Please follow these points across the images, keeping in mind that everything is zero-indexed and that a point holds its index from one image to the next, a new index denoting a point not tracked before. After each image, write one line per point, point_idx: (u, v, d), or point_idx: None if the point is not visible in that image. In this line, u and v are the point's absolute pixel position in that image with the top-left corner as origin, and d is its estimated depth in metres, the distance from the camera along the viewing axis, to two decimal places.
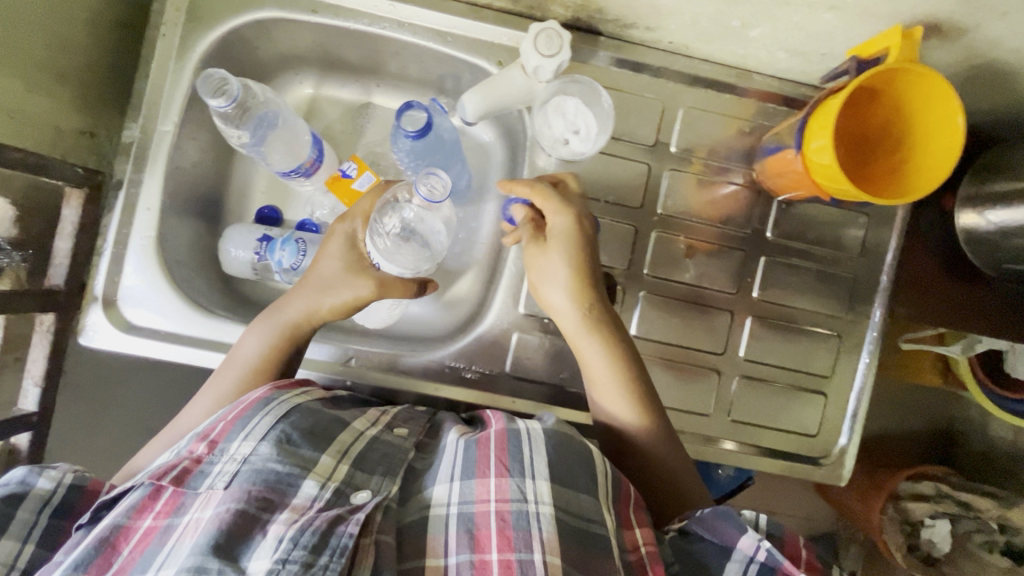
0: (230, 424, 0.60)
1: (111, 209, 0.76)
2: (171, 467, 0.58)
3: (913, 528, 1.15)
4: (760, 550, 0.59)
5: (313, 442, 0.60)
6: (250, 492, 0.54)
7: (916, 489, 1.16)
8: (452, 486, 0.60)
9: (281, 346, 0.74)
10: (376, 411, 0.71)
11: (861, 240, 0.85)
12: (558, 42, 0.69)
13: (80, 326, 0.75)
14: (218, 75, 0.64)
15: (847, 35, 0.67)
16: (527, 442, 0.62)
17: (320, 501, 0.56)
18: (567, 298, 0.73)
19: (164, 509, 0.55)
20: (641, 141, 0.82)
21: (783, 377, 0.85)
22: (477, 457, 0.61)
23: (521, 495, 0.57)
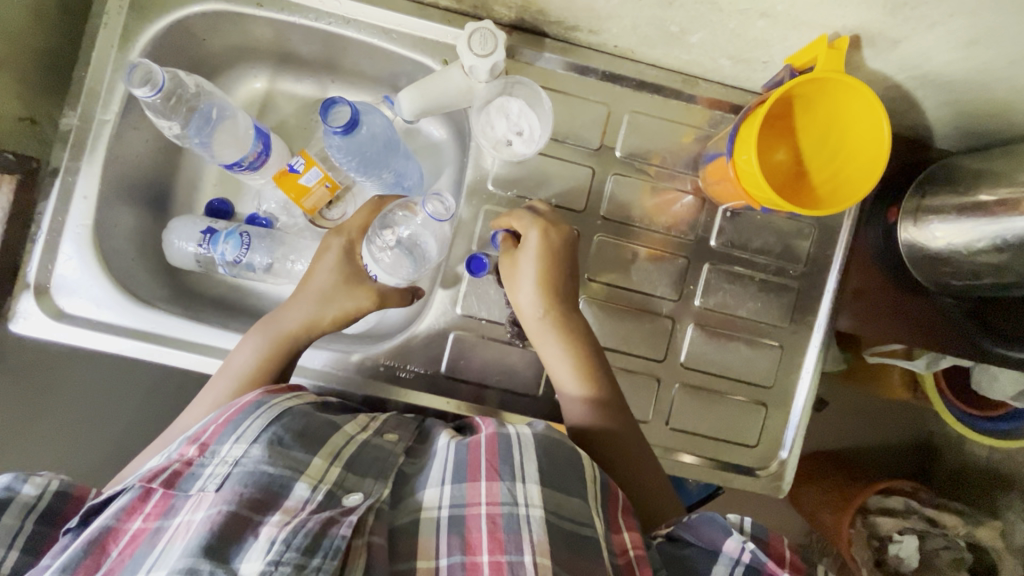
0: (222, 427, 0.62)
1: (47, 197, 0.76)
2: (162, 470, 0.60)
3: (880, 543, 1.11)
4: (746, 551, 0.59)
5: (304, 445, 0.62)
6: (242, 494, 0.55)
7: (885, 503, 1.14)
8: (443, 489, 0.61)
9: (276, 355, 0.74)
10: (367, 418, 0.74)
11: (807, 252, 0.84)
12: (493, 42, 0.68)
13: (11, 312, 0.75)
14: (144, 65, 0.64)
15: (782, 43, 0.67)
16: (518, 451, 0.62)
17: (313, 502, 0.57)
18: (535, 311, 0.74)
19: (154, 511, 0.57)
20: (586, 144, 0.82)
21: (723, 386, 0.84)
22: (468, 460, 0.62)
23: (512, 497, 0.58)
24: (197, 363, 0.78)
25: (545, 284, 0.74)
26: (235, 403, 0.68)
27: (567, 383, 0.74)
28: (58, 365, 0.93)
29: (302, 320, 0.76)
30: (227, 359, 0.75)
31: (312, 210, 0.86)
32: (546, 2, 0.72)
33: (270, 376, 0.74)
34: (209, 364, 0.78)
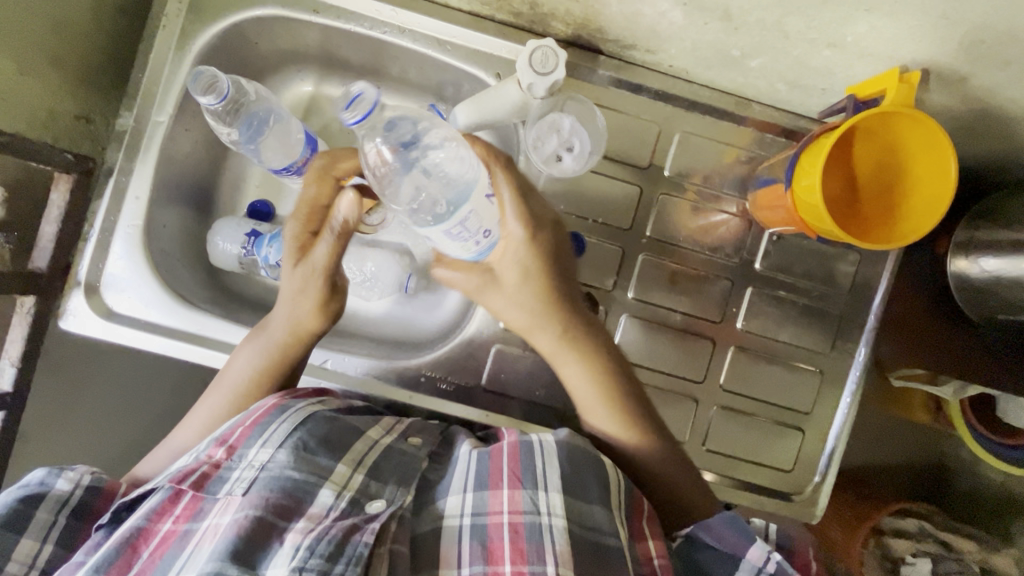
0: (248, 430, 0.62)
1: (100, 196, 0.76)
2: (191, 472, 0.61)
3: (894, 565, 1.09)
4: (770, 561, 0.60)
5: (329, 450, 0.62)
6: (267, 499, 0.56)
7: (897, 524, 1.13)
8: (466, 496, 0.61)
9: (272, 360, 0.72)
10: (393, 420, 0.73)
11: (852, 277, 0.84)
12: (553, 61, 0.68)
13: (61, 309, 0.75)
14: (209, 72, 0.64)
15: (846, 72, 0.66)
16: (539, 459, 0.62)
17: (336, 510, 0.58)
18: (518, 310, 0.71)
19: (183, 513, 0.58)
20: (635, 163, 0.82)
21: (760, 410, 0.84)
22: (490, 469, 0.62)
23: (535, 506, 0.59)
24: None
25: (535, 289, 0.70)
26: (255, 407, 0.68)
27: (580, 391, 0.72)
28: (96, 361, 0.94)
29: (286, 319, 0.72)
30: (225, 368, 0.74)
31: None
32: (606, 21, 0.72)
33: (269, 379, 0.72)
34: None
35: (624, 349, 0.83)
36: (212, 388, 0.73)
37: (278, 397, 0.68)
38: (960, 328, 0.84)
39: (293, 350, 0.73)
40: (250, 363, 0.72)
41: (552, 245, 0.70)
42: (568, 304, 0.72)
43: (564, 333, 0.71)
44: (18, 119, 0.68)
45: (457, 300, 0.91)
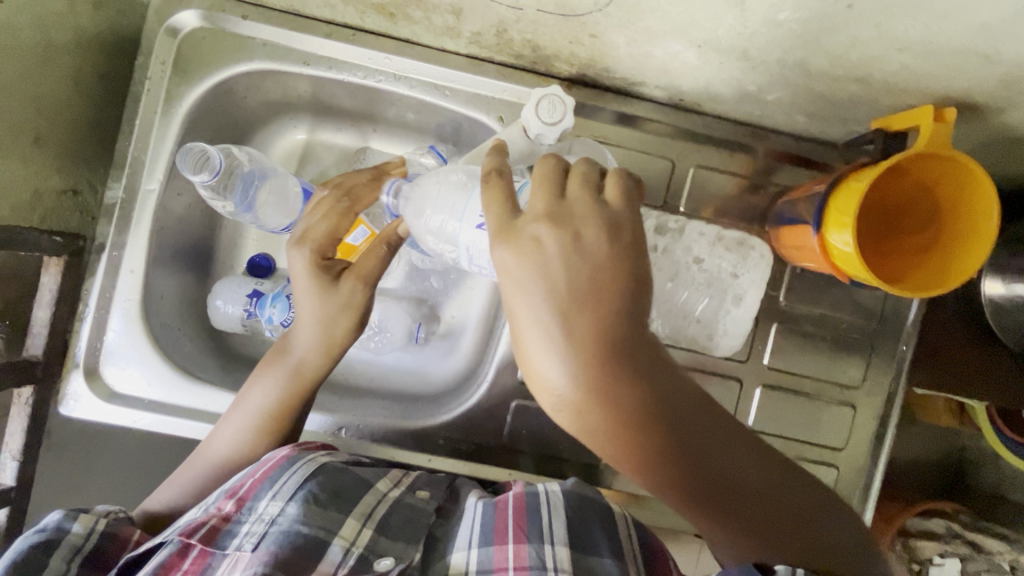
0: (259, 481, 0.61)
1: (94, 272, 0.73)
2: (201, 524, 0.58)
3: (921, 566, 1.03)
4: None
5: (339, 504, 0.60)
6: (274, 556, 0.54)
7: (925, 526, 1.07)
8: (470, 552, 0.58)
9: (284, 401, 0.68)
10: (400, 471, 0.70)
11: (881, 306, 0.80)
12: (561, 109, 0.64)
13: (61, 394, 0.72)
14: (199, 148, 0.60)
15: (873, 105, 0.62)
16: (546, 509, 0.59)
17: (344, 567, 0.56)
18: (551, 363, 0.45)
19: (192, 568, 0.56)
20: (649, 202, 0.78)
21: (791, 449, 0.81)
22: (497, 524, 0.59)
23: (541, 561, 0.54)
24: None
25: (556, 345, 0.45)
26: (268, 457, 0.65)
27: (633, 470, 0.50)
28: None
29: (298, 361, 0.68)
30: (242, 393, 0.70)
31: None
32: (615, 62, 0.68)
33: (282, 420, 0.68)
34: None
35: None
36: (219, 435, 0.68)
37: (294, 447, 0.66)
38: (996, 349, 0.81)
39: (311, 387, 0.69)
40: (260, 405, 0.68)
41: (578, 257, 0.46)
42: (610, 347, 0.46)
43: (603, 398, 0.46)
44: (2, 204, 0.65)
45: (471, 351, 0.88)
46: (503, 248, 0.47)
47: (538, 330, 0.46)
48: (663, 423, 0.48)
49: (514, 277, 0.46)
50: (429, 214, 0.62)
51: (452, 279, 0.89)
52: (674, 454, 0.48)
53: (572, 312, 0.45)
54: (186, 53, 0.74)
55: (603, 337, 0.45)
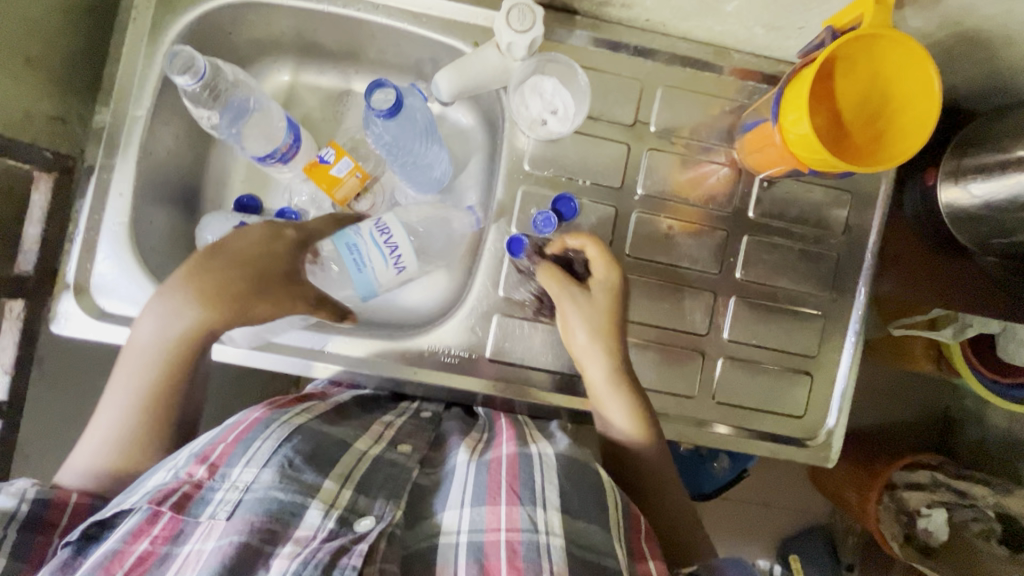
0: (231, 448, 0.61)
1: (84, 194, 0.75)
2: (171, 491, 0.58)
3: (909, 518, 1.09)
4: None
5: (316, 468, 0.61)
6: (253, 524, 0.54)
7: (912, 478, 1.10)
8: (462, 512, 0.59)
9: (168, 363, 0.66)
10: (381, 428, 0.74)
11: (845, 219, 0.84)
12: (531, 17, 0.68)
13: (52, 313, 0.74)
14: (185, 52, 0.64)
15: (822, 4, 0.66)
16: (538, 473, 0.62)
17: (324, 530, 0.55)
18: (597, 348, 0.74)
19: (162, 533, 0.56)
20: (619, 121, 0.81)
21: (766, 357, 0.84)
22: (488, 483, 0.61)
23: (533, 524, 0.56)
24: (242, 356, 0.81)
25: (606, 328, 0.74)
26: (240, 419, 0.68)
27: (618, 415, 0.74)
28: None
29: (184, 322, 0.66)
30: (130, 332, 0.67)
31: (344, 201, 0.85)
32: None
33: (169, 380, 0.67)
34: (254, 357, 0.81)
35: (627, 308, 0.83)
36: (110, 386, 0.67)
37: (265, 411, 0.69)
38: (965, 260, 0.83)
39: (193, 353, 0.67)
40: (143, 359, 0.66)
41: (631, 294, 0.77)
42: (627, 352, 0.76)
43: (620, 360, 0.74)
44: None
45: (455, 278, 0.90)
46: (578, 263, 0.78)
47: (601, 327, 0.74)
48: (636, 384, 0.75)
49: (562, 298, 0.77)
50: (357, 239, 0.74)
51: None
52: (636, 387, 0.74)
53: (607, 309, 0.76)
54: None
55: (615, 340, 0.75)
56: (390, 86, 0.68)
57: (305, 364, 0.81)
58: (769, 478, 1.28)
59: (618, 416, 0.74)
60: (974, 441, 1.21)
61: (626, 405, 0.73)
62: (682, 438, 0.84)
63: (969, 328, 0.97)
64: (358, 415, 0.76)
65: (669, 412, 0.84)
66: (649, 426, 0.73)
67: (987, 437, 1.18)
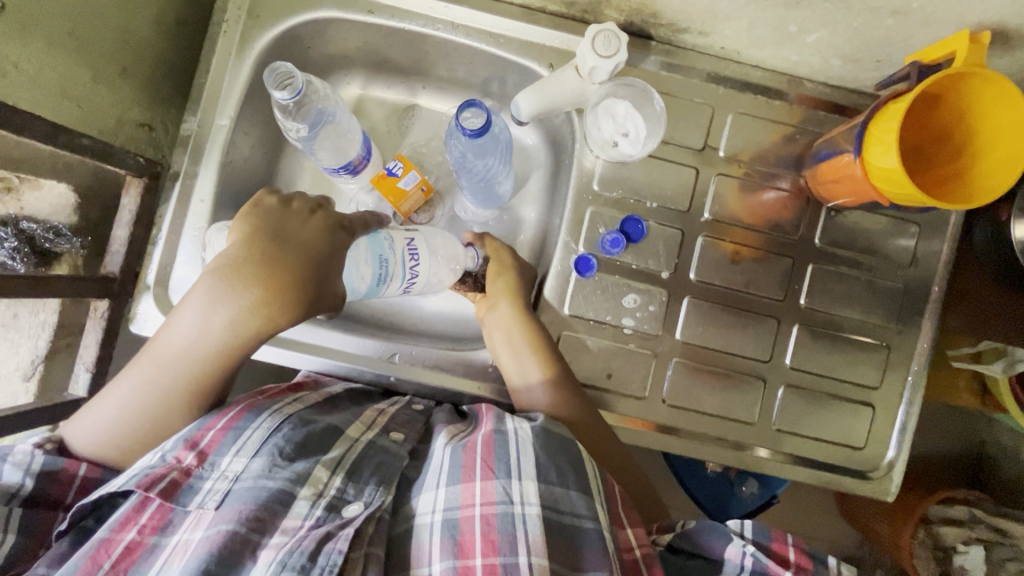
0: (222, 436, 0.61)
1: (168, 199, 0.77)
2: (160, 477, 0.57)
3: (945, 554, 1.07)
4: (746, 556, 0.60)
5: (306, 456, 0.61)
6: (242, 513, 0.55)
7: (948, 513, 1.08)
8: (438, 493, 0.59)
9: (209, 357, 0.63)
10: (375, 414, 0.72)
11: (911, 249, 0.84)
12: (615, 43, 0.71)
13: (132, 314, 0.75)
14: (285, 68, 0.70)
15: (908, 40, 0.67)
16: (515, 449, 0.60)
17: (311, 518, 0.56)
18: (503, 314, 0.80)
19: (150, 523, 0.56)
20: (690, 146, 0.82)
21: (827, 386, 0.84)
22: (464, 461, 0.60)
23: (507, 496, 0.57)
24: (303, 361, 0.81)
25: (527, 341, 0.77)
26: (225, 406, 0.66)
27: (530, 372, 0.76)
28: None
29: (243, 323, 0.63)
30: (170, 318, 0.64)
31: (407, 213, 0.84)
32: (662, 5, 0.73)
33: (206, 372, 0.64)
34: (317, 362, 0.81)
35: (689, 331, 0.83)
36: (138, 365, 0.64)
37: (251, 399, 0.67)
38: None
39: (235, 351, 0.64)
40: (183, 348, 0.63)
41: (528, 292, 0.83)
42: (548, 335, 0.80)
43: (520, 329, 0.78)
44: (90, 124, 0.70)
45: None
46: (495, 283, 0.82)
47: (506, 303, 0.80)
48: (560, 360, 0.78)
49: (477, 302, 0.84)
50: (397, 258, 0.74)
51: (502, 221, 0.93)
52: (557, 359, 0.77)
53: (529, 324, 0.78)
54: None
55: (549, 349, 0.77)
56: (479, 107, 0.71)
57: (372, 372, 0.82)
58: (803, 506, 1.26)
59: (527, 373, 0.76)
60: (1009, 476, 1.17)
61: (535, 363, 0.76)
62: (738, 464, 0.83)
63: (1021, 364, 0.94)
64: (348, 404, 0.74)
65: (728, 437, 0.83)
66: (557, 392, 0.75)
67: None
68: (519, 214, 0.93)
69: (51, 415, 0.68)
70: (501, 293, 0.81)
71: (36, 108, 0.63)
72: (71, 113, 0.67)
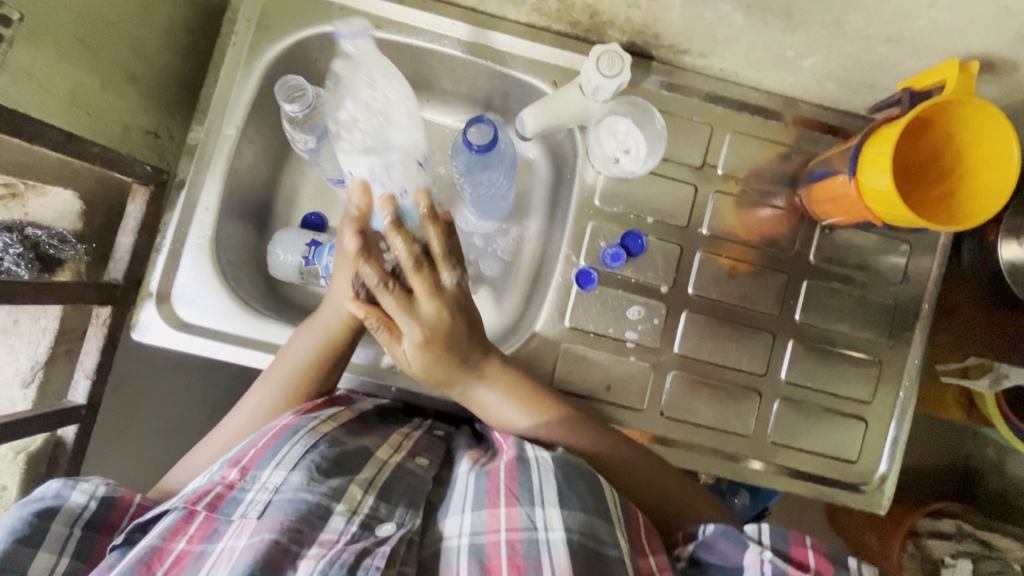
0: (262, 452, 0.64)
1: (173, 207, 0.78)
2: (205, 492, 0.61)
3: (934, 568, 1.07)
4: (765, 562, 0.59)
5: (341, 474, 0.63)
6: (283, 523, 0.57)
7: (935, 526, 1.11)
8: (463, 517, 0.61)
9: (318, 359, 0.74)
10: (402, 437, 0.73)
11: (902, 267, 0.86)
12: (619, 64, 0.73)
13: (134, 321, 0.76)
14: (295, 82, 0.72)
15: (899, 67, 0.69)
16: (537, 475, 0.62)
17: (347, 534, 0.58)
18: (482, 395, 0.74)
19: (198, 533, 0.59)
20: (688, 163, 0.84)
21: (820, 400, 0.85)
22: (487, 487, 0.62)
23: (532, 523, 0.58)
24: None
25: (510, 399, 0.74)
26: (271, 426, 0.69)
27: (519, 421, 0.74)
28: (153, 373, 0.94)
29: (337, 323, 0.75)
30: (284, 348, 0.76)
31: None
32: (664, 27, 0.75)
33: (312, 374, 0.74)
34: None
35: (686, 344, 0.84)
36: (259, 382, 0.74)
37: (295, 414, 0.69)
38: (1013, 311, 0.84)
39: (336, 351, 0.75)
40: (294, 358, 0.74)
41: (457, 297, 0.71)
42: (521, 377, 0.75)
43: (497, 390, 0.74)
44: (98, 132, 0.70)
45: (514, 305, 0.91)
46: (420, 310, 0.68)
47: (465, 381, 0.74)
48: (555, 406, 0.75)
49: (396, 335, 0.71)
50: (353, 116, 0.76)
51: (504, 233, 0.94)
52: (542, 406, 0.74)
53: (488, 368, 0.74)
54: (269, 12, 0.81)
55: (556, 412, 0.74)
56: (487, 124, 0.74)
57: (373, 381, 0.83)
58: (794, 518, 1.28)
59: (511, 417, 0.74)
60: (994, 489, 1.20)
61: (517, 410, 0.74)
62: (733, 476, 0.84)
63: (1005, 379, 0.97)
64: (378, 424, 0.75)
65: (724, 449, 0.84)
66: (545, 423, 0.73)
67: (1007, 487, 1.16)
68: (520, 225, 0.94)
69: (50, 420, 0.69)
70: (436, 325, 0.69)
71: (50, 116, 0.64)
72: (80, 121, 0.68)
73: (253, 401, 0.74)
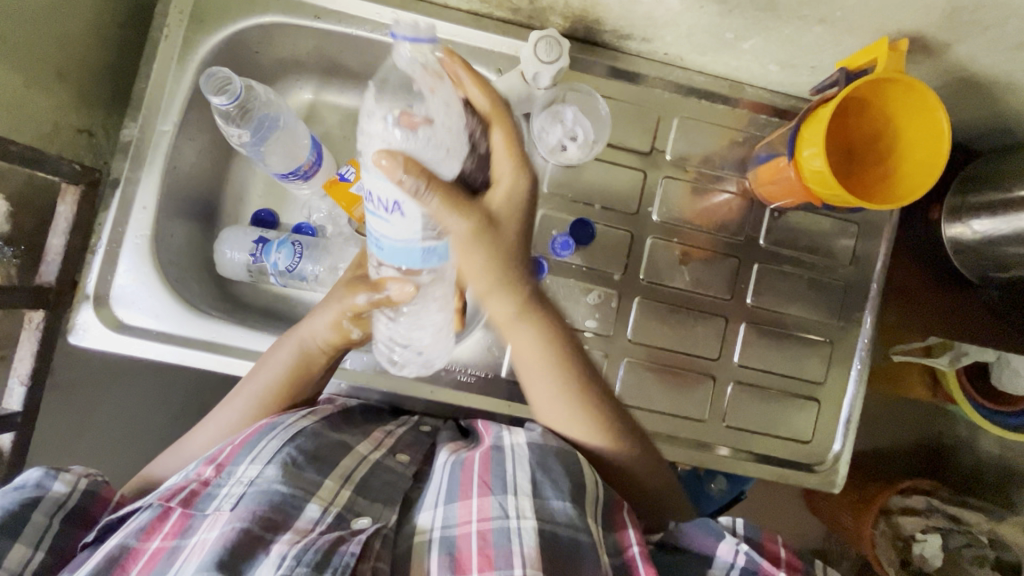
0: (238, 448, 0.63)
1: (107, 207, 0.76)
2: (179, 489, 0.61)
3: (904, 543, 1.10)
4: (739, 553, 0.62)
5: (318, 466, 0.63)
6: (255, 512, 0.56)
7: (906, 503, 1.11)
8: (437, 510, 0.60)
9: (293, 377, 0.72)
10: (381, 435, 0.72)
11: (852, 249, 0.87)
12: (557, 49, 0.73)
13: (70, 325, 0.74)
14: (222, 75, 0.72)
15: (836, 48, 0.69)
16: (512, 466, 0.62)
17: (323, 523, 0.58)
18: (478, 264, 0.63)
19: (172, 530, 0.57)
20: (636, 150, 0.84)
21: (775, 383, 0.86)
22: (462, 480, 0.62)
23: (504, 511, 0.58)
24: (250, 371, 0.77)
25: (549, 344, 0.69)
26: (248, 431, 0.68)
27: (546, 384, 0.71)
28: (102, 377, 0.92)
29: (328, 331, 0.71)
30: (254, 367, 0.74)
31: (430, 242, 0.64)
32: (604, 12, 0.75)
33: (282, 396, 0.71)
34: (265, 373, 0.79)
35: (639, 331, 0.84)
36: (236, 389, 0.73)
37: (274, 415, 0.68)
38: (969, 294, 0.86)
39: (312, 371, 0.73)
40: (269, 383, 0.71)
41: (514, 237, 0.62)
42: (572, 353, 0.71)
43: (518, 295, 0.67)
44: (23, 131, 0.68)
45: None
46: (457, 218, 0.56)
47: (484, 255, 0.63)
48: (564, 332, 0.71)
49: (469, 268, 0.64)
50: (271, 126, 0.79)
51: None
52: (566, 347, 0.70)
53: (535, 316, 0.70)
54: (204, 4, 0.79)
55: (573, 356, 0.70)
56: None
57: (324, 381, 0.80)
58: (768, 503, 1.28)
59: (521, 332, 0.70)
60: (967, 466, 1.22)
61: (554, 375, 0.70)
62: (691, 461, 0.84)
63: (965, 356, 0.98)
64: (359, 423, 0.74)
65: (680, 435, 0.85)
66: (581, 389, 0.70)
67: (981, 462, 1.19)
68: None
69: None
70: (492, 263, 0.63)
71: None
72: (1, 119, 0.65)
73: (227, 412, 0.72)
